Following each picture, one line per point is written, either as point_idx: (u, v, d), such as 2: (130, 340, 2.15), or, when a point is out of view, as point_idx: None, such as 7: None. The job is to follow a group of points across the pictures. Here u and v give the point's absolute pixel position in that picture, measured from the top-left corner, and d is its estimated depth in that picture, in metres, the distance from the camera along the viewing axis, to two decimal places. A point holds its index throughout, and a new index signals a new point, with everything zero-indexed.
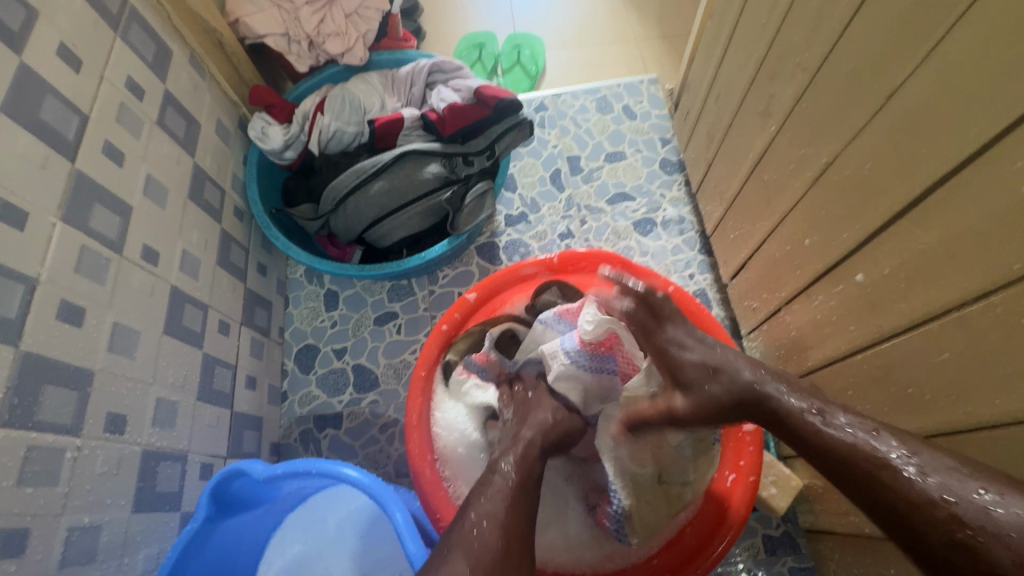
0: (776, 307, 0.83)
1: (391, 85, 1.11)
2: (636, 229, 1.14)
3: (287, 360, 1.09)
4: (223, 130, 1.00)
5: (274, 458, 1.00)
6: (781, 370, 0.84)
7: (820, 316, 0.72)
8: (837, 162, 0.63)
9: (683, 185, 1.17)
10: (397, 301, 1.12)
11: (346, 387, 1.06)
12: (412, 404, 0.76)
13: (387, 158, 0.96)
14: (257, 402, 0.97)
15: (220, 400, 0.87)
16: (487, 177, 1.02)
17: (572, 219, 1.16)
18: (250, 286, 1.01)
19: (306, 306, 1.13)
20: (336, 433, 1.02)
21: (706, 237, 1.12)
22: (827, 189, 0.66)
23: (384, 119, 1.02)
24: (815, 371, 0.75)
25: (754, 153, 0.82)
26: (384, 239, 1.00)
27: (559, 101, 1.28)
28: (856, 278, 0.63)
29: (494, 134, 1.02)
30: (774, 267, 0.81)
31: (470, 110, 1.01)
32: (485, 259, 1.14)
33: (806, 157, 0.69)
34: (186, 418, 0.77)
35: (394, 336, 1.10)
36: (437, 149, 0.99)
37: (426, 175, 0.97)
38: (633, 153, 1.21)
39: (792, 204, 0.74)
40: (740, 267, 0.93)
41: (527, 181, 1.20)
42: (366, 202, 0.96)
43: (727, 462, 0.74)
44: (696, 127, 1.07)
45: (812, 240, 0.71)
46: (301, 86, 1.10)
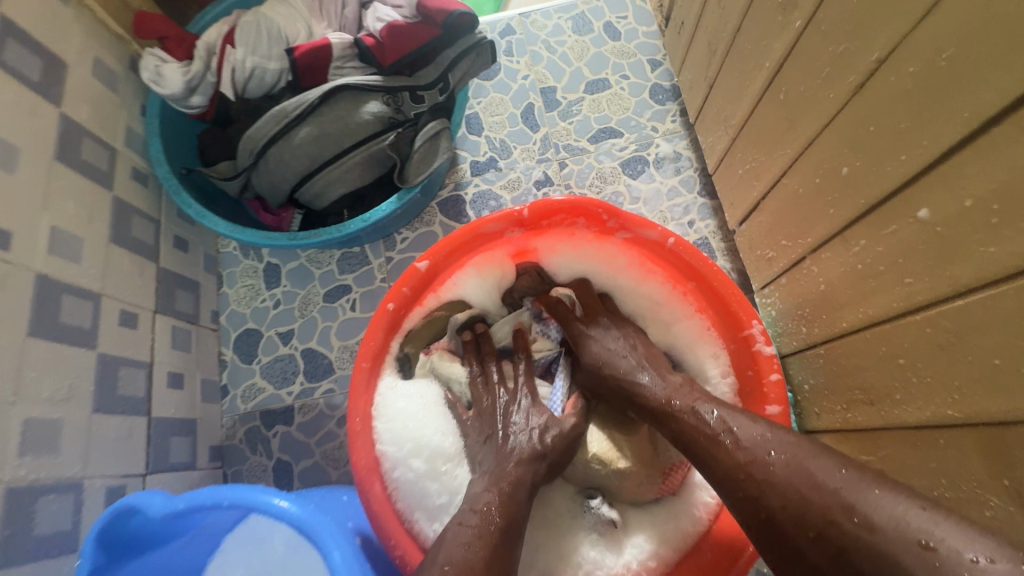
0: (799, 255, 0.68)
1: (318, 7, 0.89)
2: (625, 170, 0.97)
3: (225, 349, 0.93)
4: (106, 71, 0.79)
5: (216, 463, 0.86)
6: (804, 331, 0.70)
7: (861, 265, 0.56)
8: (898, 55, 0.46)
9: (678, 114, 0.99)
10: (349, 272, 0.95)
11: (296, 376, 0.91)
12: (354, 404, 0.61)
13: (313, 96, 0.76)
14: (188, 403, 0.82)
15: (133, 408, 0.72)
16: (441, 116, 0.83)
17: (549, 162, 0.98)
18: (165, 266, 0.84)
19: (243, 285, 0.96)
20: (288, 430, 0.88)
21: (706, 176, 0.95)
22: (881, 97, 0.49)
23: (305, 47, 0.81)
24: (851, 333, 0.60)
25: (772, 61, 0.64)
26: (319, 199, 0.83)
27: (528, 21, 1.07)
28: (920, 214, 0.48)
29: (446, 61, 0.82)
30: (797, 206, 0.65)
31: (412, 29, 0.81)
32: (449, 216, 0.96)
33: (850, 55, 0.51)
34: (78, 438, 0.62)
35: (348, 314, 0.94)
36: (378, 82, 0.79)
37: (364, 116, 0.78)
38: (618, 80, 1.02)
39: (827, 122, 0.57)
40: (751, 209, 0.77)
41: (494, 120, 1.01)
42: (292, 153, 0.78)
43: None
44: (693, 41, 0.88)
45: (853, 167, 0.55)
46: (205, 12, 0.88)
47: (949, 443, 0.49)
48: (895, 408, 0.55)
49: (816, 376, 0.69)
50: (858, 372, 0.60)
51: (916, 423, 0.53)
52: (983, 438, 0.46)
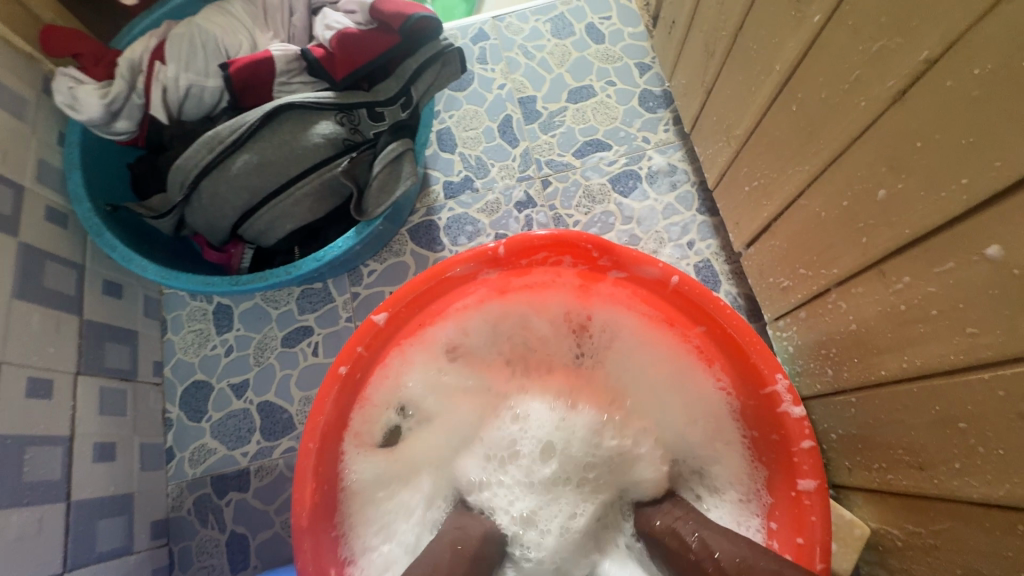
0: (822, 287, 0.58)
1: (261, 15, 0.79)
2: (615, 187, 0.87)
3: (170, 405, 0.82)
4: (10, 96, 0.68)
5: (160, 541, 0.75)
6: (831, 374, 0.60)
7: (906, 306, 0.47)
8: (959, 53, 0.37)
9: (671, 123, 0.90)
10: (310, 312, 0.84)
11: (251, 435, 0.80)
12: (301, 493, 0.49)
13: (252, 118, 0.66)
14: (121, 477, 0.71)
15: (45, 495, 0.60)
16: (404, 136, 0.73)
17: (531, 181, 0.88)
18: (92, 317, 0.73)
19: (190, 330, 0.85)
20: (243, 498, 0.77)
21: (705, 190, 0.86)
22: (932, 105, 0.40)
23: (242, 62, 0.70)
24: (893, 383, 0.50)
25: (784, 63, 0.55)
26: (267, 235, 0.72)
27: (503, 25, 0.97)
28: (989, 251, 0.38)
29: (407, 73, 0.72)
30: (820, 231, 0.56)
31: (367, 39, 0.71)
32: (421, 245, 0.86)
33: (888, 55, 0.42)
34: None
35: (309, 359, 0.82)
36: (329, 99, 0.68)
37: (313, 140, 0.68)
38: (604, 87, 0.93)
39: (856, 137, 0.48)
40: (762, 230, 0.68)
41: (468, 135, 0.91)
42: (229, 186, 0.68)
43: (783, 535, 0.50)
44: (686, 43, 0.79)
45: (892, 191, 0.45)
46: (133, 26, 0.78)
47: None
48: (954, 478, 0.46)
49: (844, 426, 0.60)
50: (900, 428, 0.51)
51: (984, 500, 0.43)
52: None
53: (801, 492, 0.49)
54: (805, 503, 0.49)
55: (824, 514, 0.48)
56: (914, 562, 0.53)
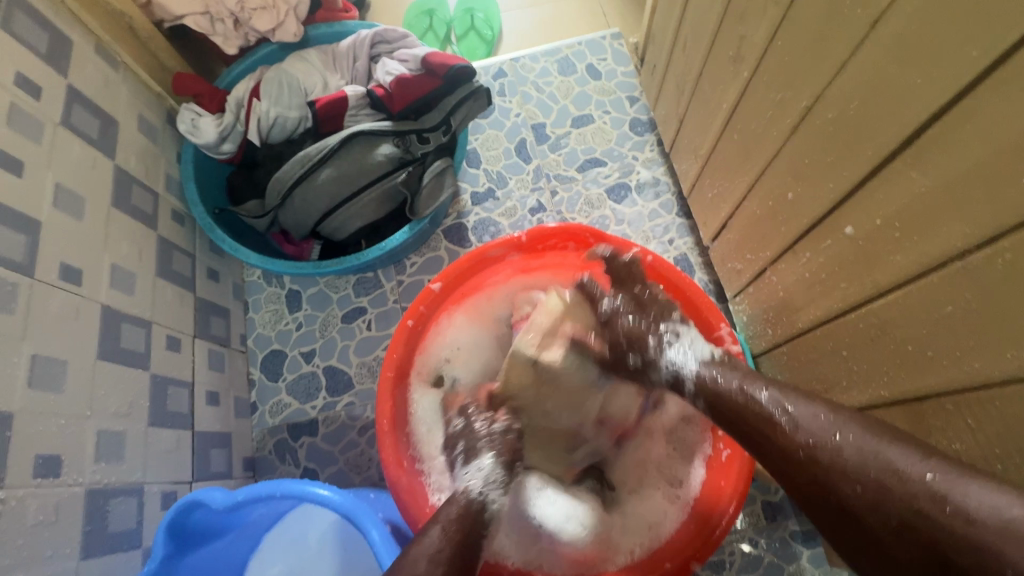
0: (761, 267, 0.78)
1: (332, 62, 1.01)
2: (610, 196, 1.08)
3: (252, 369, 1.02)
4: (149, 126, 0.90)
5: (249, 473, 0.94)
6: (770, 333, 0.80)
7: (808, 273, 0.67)
8: (820, 103, 0.58)
9: (655, 144, 1.11)
10: (365, 295, 1.05)
11: (319, 392, 1.00)
12: (381, 409, 0.69)
13: (332, 143, 0.87)
14: (223, 419, 0.91)
15: (180, 422, 0.80)
16: (445, 155, 0.94)
17: (542, 191, 1.09)
18: (201, 295, 0.93)
19: (267, 310, 1.05)
20: (313, 441, 0.97)
21: (683, 198, 1.06)
22: (809, 136, 0.60)
23: (325, 100, 0.93)
24: (806, 332, 0.70)
25: (728, 103, 0.76)
26: (338, 232, 0.93)
27: (518, 65, 1.20)
28: (846, 231, 0.58)
29: (448, 107, 0.94)
30: (757, 224, 0.76)
31: (418, 82, 0.92)
32: (453, 242, 1.06)
33: (784, 103, 0.63)
34: (137, 447, 0.71)
35: (364, 333, 1.03)
36: (389, 128, 0.90)
37: (377, 158, 0.89)
38: (601, 115, 1.14)
39: (772, 156, 0.68)
40: (721, 227, 0.88)
41: (491, 154, 1.12)
42: (313, 193, 0.89)
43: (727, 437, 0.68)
44: (664, 82, 1.00)
45: (794, 194, 0.66)
46: (233, 70, 1.00)
47: (887, 420, 0.59)
48: (844, 393, 0.65)
49: (783, 372, 0.79)
50: (814, 365, 0.70)
51: (860, 406, 0.63)
52: (910, 413, 0.55)
53: None
54: None
55: None
56: None
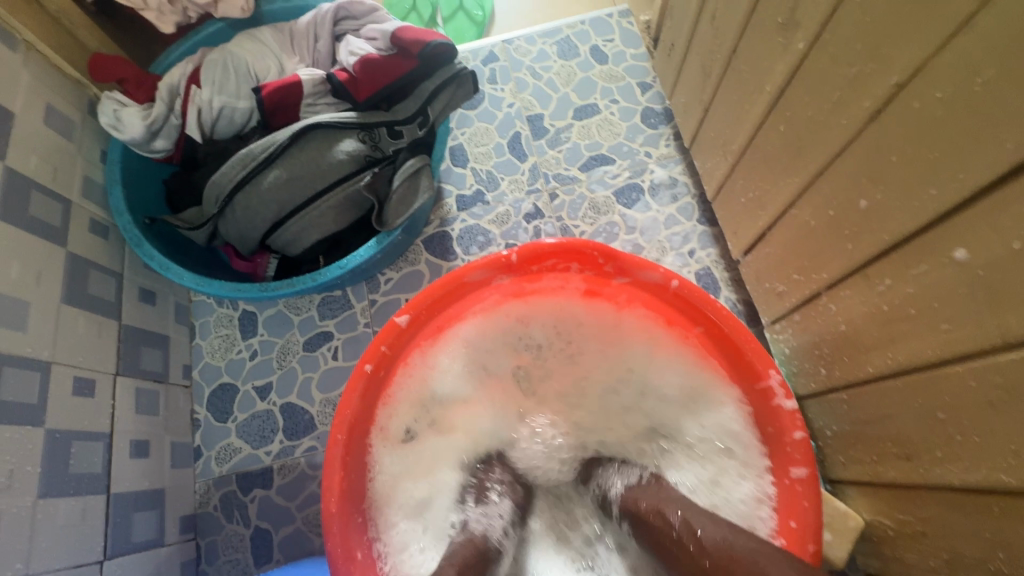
0: (813, 291, 0.62)
1: (289, 42, 0.85)
2: (619, 200, 0.92)
3: (197, 407, 0.86)
4: (61, 118, 0.74)
5: (188, 535, 0.79)
6: (824, 373, 0.64)
7: (888, 306, 0.51)
8: (920, 78, 0.41)
9: (672, 138, 0.95)
10: (330, 318, 0.89)
11: (274, 435, 0.84)
12: (330, 481, 0.54)
13: (281, 138, 0.71)
14: (154, 472, 0.75)
15: (89, 486, 0.65)
16: (421, 153, 0.78)
17: (539, 194, 0.93)
18: (129, 322, 0.78)
19: (217, 336, 0.90)
20: (266, 494, 0.81)
21: (705, 201, 0.90)
22: (900, 123, 0.44)
23: (274, 86, 0.76)
24: (880, 380, 0.54)
25: (772, 86, 0.60)
26: (293, 245, 0.77)
27: (512, 48, 1.03)
28: (956, 254, 0.42)
29: (424, 94, 0.78)
30: (809, 238, 0.60)
31: (389, 64, 0.77)
32: (435, 255, 0.90)
33: (861, 80, 0.47)
34: (17, 530, 0.55)
35: (329, 363, 0.87)
36: (352, 119, 0.74)
37: (337, 156, 0.73)
38: (607, 105, 0.98)
39: (838, 152, 0.52)
40: (758, 239, 0.72)
41: (480, 151, 0.96)
42: (260, 200, 0.73)
43: (777, 515, 0.53)
44: (685, 64, 0.84)
45: (870, 201, 0.50)
46: (171, 53, 0.84)
47: (1008, 514, 0.43)
48: (936, 466, 0.49)
49: (839, 423, 0.63)
50: (889, 422, 0.54)
51: (963, 486, 0.47)
52: None
53: (794, 480, 0.52)
54: (797, 490, 0.51)
55: (815, 501, 0.51)
56: (906, 551, 0.56)
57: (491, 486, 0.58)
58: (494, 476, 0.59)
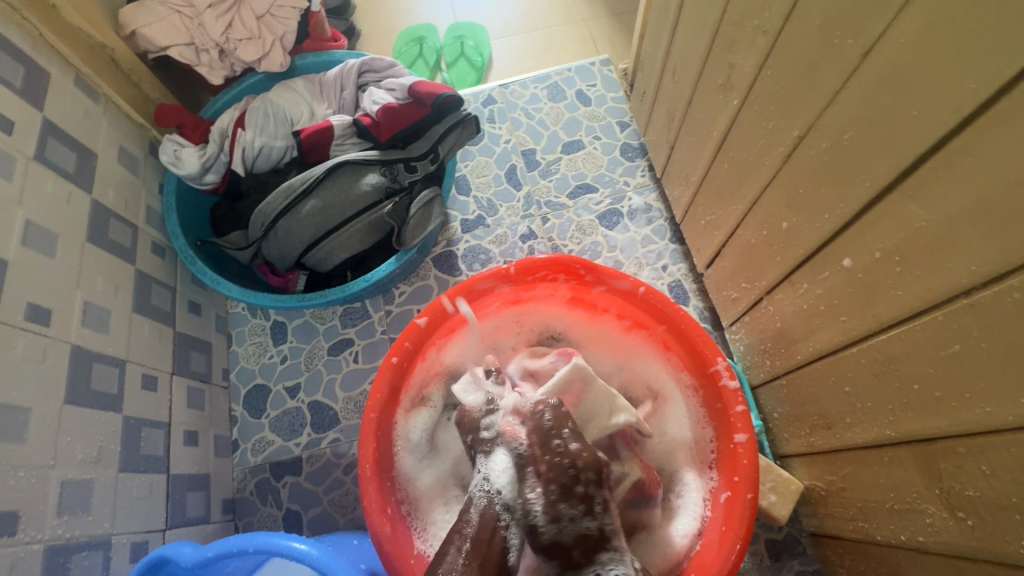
0: (757, 296, 0.76)
1: (319, 91, 1.00)
2: (601, 222, 1.06)
3: (235, 405, 0.98)
4: (129, 157, 0.88)
5: (228, 516, 0.90)
6: (768, 364, 0.77)
7: (806, 305, 0.65)
8: (812, 133, 0.56)
9: (646, 169, 1.10)
10: (351, 326, 1.02)
11: (303, 428, 0.96)
12: (364, 450, 0.66)
13: (317, 173, 0.85)
14: (201, 459, 0.87)
15: (154, 466, 0.76)
16: (432, 184, 0.93)
17: (532, 218, 1.07)
18: (181, 330, 0.90)
19: (251, 343, 1.02)
20: (296, 480, 0.93)
21: (675, 224, 1.05)
22: (803, 164, 0.59)
23: (310, 130, 0.91)
24: (806, 365, 0.68)
25: (718, 131, 0.75)
26: (324, 263, 0.91)
27: (508, 92, 1.19)
28: (844, 263, 0.56)
29: (435, 135, 0.92)
30: (751, 253, 0.74)
31: (406, 111, 0.91)
32: (443, 270, 1.04)
33: (776, 131, 0.62)
34: (105, 496, 0.67)
35: (351, 365, 0.99)
36: (376, 157, 0.88)
37: (363, 187, 0.87)
38: (591, 141, 1.13)
39: (765, 185, 0.67)
40: (715, 254, 0.86)
41: (481, 181, 1.11)
42: (298, 225, 0.87)
43: (723, 475, 0.65)
44: (655, 108, 0.99)
45: (789, 223, 0.64)
46: (218, 101, 0.99)
47: (894, 461, 0.56)
48: (848, 430, 0.62)
49: (783, 405, 0.76)
50: (816, 399, 0.67)
51: (864, 444, 0.60)
52: (917, 452, 0.53)
53: (736, 444, 0.64)
54: (739, 452, 0.63)
55: (753, 459, 0.62)
56: (834, 506, 0.69)
57: (527, 473, 0.57)
58: (551, 424, 0.60)
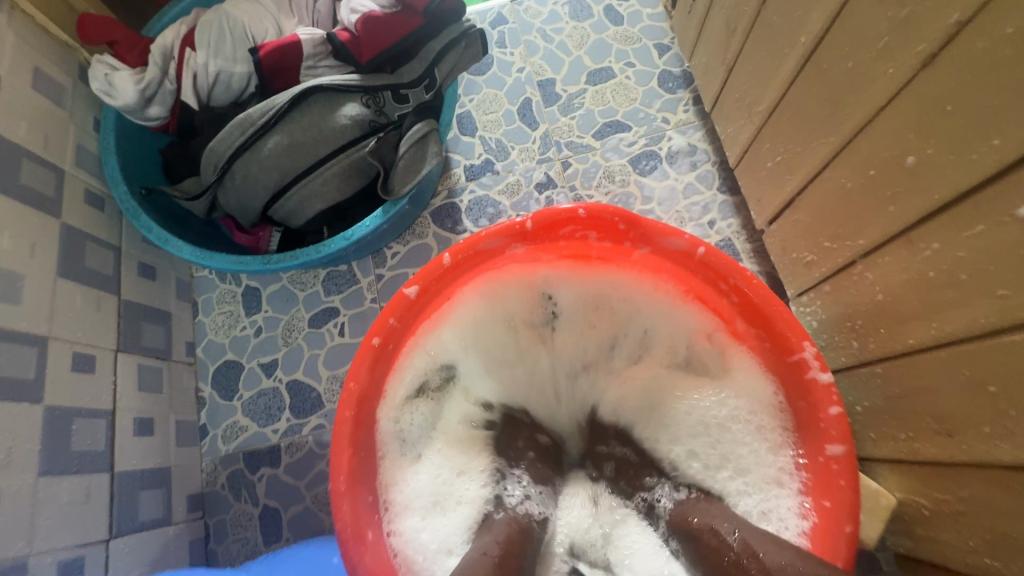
0: (848, 259, 0.58)
1: (286, 3, 0.80)
2: (634, 168, 0.88)
3: (202, 384, 0.84)
4: (51, 83, 0.71)
5: (196, 514, 0.78)
6: (856, 346, 0.60)
7: (933, 272, 0.47)
8: (988, 15, 0.37)
9: (691, 103, 0.90)
10: (336, 293, 0.86)
11: (281, 412, 0.82)
12: (338, 458, 0.52)
13: (281, 101, 0.67)
14: (156, 451, 0.73)
15: (91, 465, 0.63)
16: (427, 117, 0.74)
17: (551, 163, 0.89)
18: (129, 298, 0.75)
19: (220, 312, 0.87)
20: (274, 473, 0.80)
21: (726, 169, 0.86)
22: (965, 66, 0.39)
23: (273, 45, 0.72)
24: (921, 352, 0.51)
25: (810, 35, 0.55)
26: (296, 216, 0.74)
27: (521, 8, 0.98)
28: (1021, 211, 0.38)
29: (431, 55, 0.73)
30: (845, 203, 0.56)
31: (392, 20, 0.71)
32: (443, 227, 0.87)
33: (916, 22, 0.42)
34: (18, 509, 0.54)
35: (336, 339, 0.84)
36: (356, 82, 0.70)
37: (341, 119, 0.69)
38: (623, 68, 0.93)
39: (883, 106, 0.48)
40: (785, 206, 0.68)
41: (488, 119, 0.92)
42: (259, 166, 0.70)
43: (809, 495, 0.50)
44: (707, 22, 0.79)
45: (919, 157, 0.45)
46: (164, 15, 0.80)
47: None
48: (984, 443, 0.46)
49: (871, 398, 0.60)
50: (929, 395, 0.51)
51: (1013, 463, 0.44)
52: None
53: (829, 458, 0.49)
54: (832, 469, 0.49)
55: (853, 479, 0.48)
56: (942, 530, 0.54)
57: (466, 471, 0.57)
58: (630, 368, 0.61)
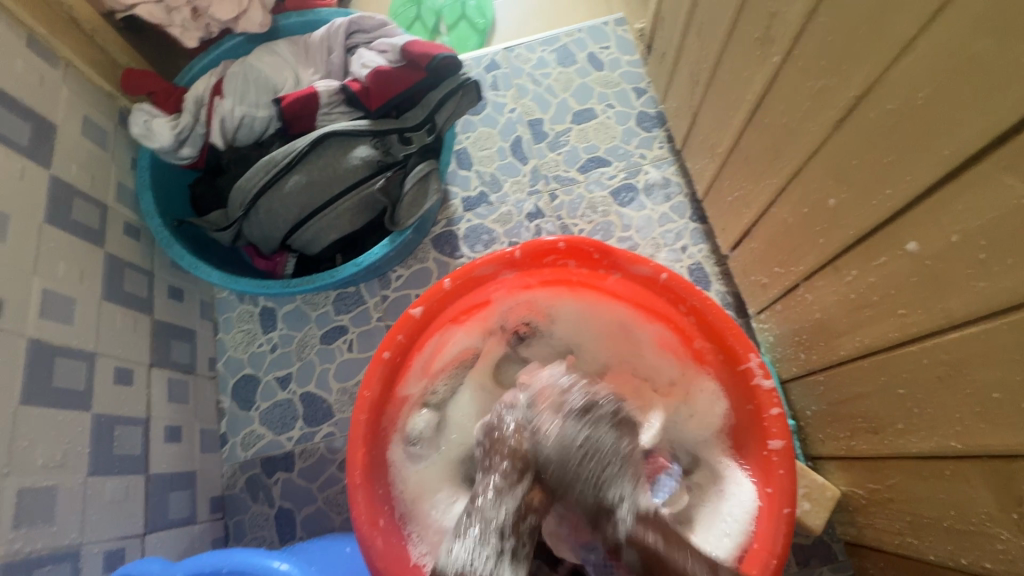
0: (793, 282, 0.67)
1: (304, 54, 0.90)
2: (614, 199, 0.97)
3: (223, 397, 0.92)
4: (96, 128, 0.80)
5: (218, 514, 0.85)
6: (803, 357, 0.69)
7: (853, 294, 0.56)
8: (875, 93, 0.47)
9: (665, 140, 1.00)
10: (345, 313, 0.95)
11: (295, 422, 0.90)
12: (352, 455, 0.60)
13: (301, 146, 0.77)
14: (183, 457, 0.81)
15: (129, 467, 0.71)
16: (430, 157, 0.84)
17: (540, 194, 0.99)
18: (159, 318, 0.84)
19: (239, 330, 0.96)
20: (288, 477, 0.87)
21: (697, 200, 0.96)
22: (863, 131, 0.49)
23: (293, 97, 0.82)
24: (852, 362, 0.59)
25: (754, 94, 0.65)
26: (311, 245, 0.83)
27: (512, 55, 1.09)
28: (908, 247, 0.48)
29: (432, 103, 0.83)
30: (788, 234, 0.66)
31: (399, 75, 0.82)
32: (442, 252, 0.96)
33: (828, 93, 0.52)
34: (73, 504, 0.61)
35: (345, 355, 0.93)
36: (365, 127, 0.80)
37: (353, 161, 0.79)
38: (604, 109, 1.03)
39: (809, 157, 0.58)
40: (743, 235, 0.77)
41: (483, 155, 1.02)
42: (281, 202, 0.79)
43: (754, 484, 0.59)
44: (675, 72, 0.90)
45: (838, 200, 0.55)
46: (194, 67, 0.90)
47: (957, 475, 0.49)
48: (899, 437, 0.55)
49: (818, 403, 0.69)
50: (860, 400, 0.60)
51: (920, 454, 0.53)
52: (988, 470, 0.46)
53: (770, 451, 0.58)
54: (773, 460, 0.57)
55: (790, 469, 0.57)
56: (876, 516, 0.62)
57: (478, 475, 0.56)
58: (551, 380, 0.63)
